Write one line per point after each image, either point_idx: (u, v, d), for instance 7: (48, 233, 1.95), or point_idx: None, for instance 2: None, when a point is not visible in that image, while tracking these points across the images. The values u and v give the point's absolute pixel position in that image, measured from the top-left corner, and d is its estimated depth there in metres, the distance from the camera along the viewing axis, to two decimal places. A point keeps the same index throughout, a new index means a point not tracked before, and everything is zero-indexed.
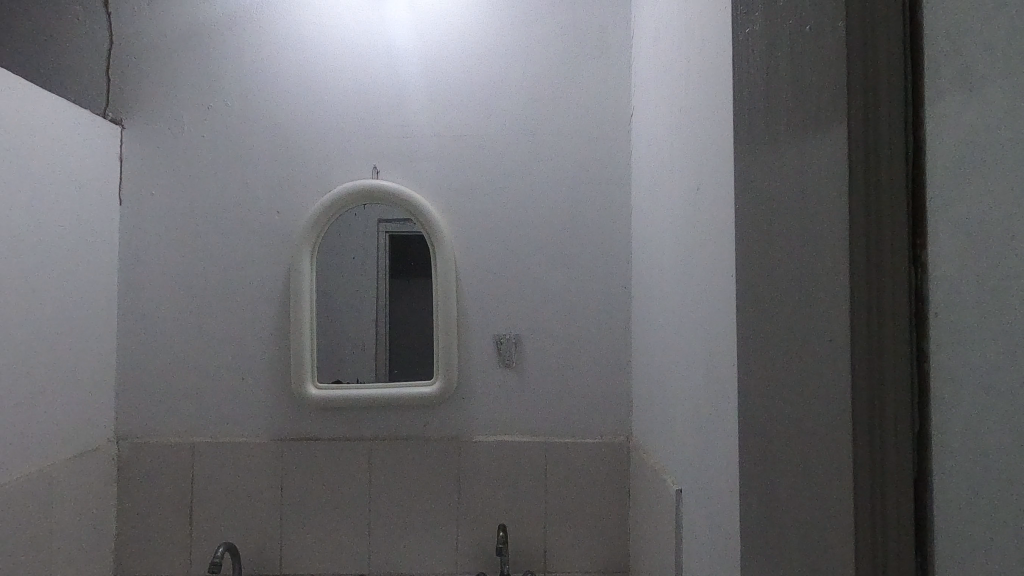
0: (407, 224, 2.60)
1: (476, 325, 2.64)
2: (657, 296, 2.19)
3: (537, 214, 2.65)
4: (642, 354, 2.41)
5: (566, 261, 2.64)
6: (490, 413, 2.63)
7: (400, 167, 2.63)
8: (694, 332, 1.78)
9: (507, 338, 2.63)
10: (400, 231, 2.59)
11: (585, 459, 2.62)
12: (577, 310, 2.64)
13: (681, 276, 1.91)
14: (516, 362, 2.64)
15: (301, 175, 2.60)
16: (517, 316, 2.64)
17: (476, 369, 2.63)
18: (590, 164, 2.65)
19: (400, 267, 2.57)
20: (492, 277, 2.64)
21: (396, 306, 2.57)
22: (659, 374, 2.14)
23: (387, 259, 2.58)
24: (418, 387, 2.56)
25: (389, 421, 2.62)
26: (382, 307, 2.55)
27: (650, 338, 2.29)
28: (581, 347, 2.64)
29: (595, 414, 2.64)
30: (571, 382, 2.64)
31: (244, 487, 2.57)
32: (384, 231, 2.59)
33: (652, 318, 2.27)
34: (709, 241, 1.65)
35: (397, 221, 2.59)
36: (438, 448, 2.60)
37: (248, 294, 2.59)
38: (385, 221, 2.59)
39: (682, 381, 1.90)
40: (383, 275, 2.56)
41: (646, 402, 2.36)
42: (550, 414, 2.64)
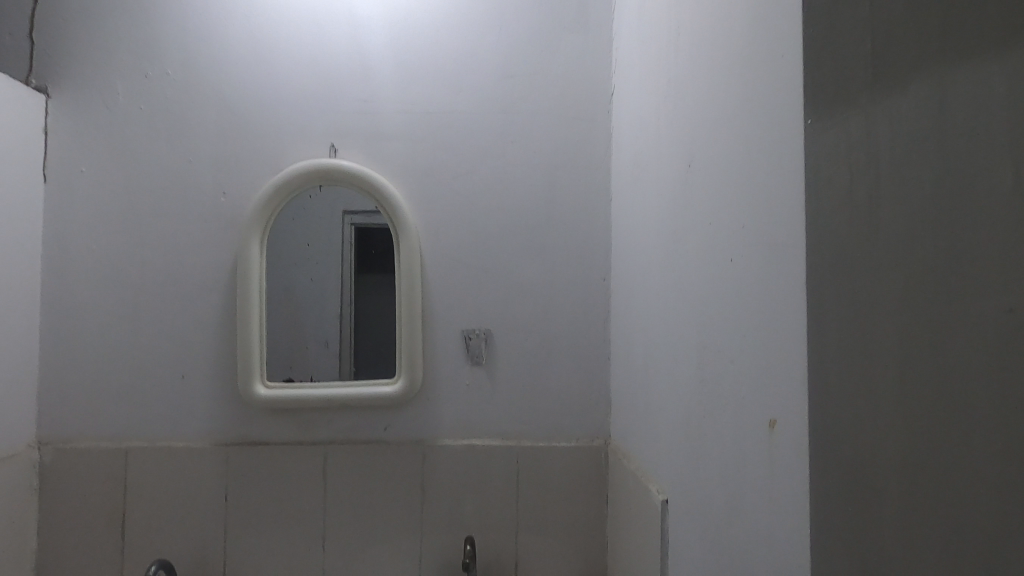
0: (374, 215, 2.38)
1: (443, 319, 2.42)
2: (641, 288, 2.01)
3: (511, 198, 2.45)
4: (624, 350, 2.23)
5: (542, 249, 2.45)
6: (456, 415, 2.42)
7: (361, 146, 2.40)
8: (685, 326, 1.59)
9: (477, 333, 2.43)
10: (365, 223, 2.37)
11: (561, 463, 2.43)
12: (553, 302, 2.45)
13: (670, 263, 1.73)
14: (487, 358, 2.43)
15: (252, 153, 2.36)
16: (488, 310, 2.44)
17: (442, 367, 2.42)
18: (568, 145, 2.46)
19: (361, 257, 2.35)
20: (461, 266, 2.43)
21: (355, 299, 2.34)
22: (643, 373, 1.96)
23: (353, 254, 2.34)
24: (379, 388, 2.35)
25: (346, 424, 2.39)
26: (346, 306, 2.33)
27: (633, 335, 2.11)
28: (557, 343, 2.44)
29: (571, 416, 2.44)
30: (547, 382, 2.44)
31: (184, 497, 2.32)
32: (349, 223, 2.36)
33: (635, 312, 2.08)
34: (704, 221, 1.46)
35: (364, 212, 2.37)
36: (400, 453, 2.39)
37: (190, 283, 2.34)
38: (350, 211, 2.36)
39: (669, 381, 1.71)
40: (346, 271, 2.33)
41: (627, 403, 2.17)
42: (524, 416, 2.44)
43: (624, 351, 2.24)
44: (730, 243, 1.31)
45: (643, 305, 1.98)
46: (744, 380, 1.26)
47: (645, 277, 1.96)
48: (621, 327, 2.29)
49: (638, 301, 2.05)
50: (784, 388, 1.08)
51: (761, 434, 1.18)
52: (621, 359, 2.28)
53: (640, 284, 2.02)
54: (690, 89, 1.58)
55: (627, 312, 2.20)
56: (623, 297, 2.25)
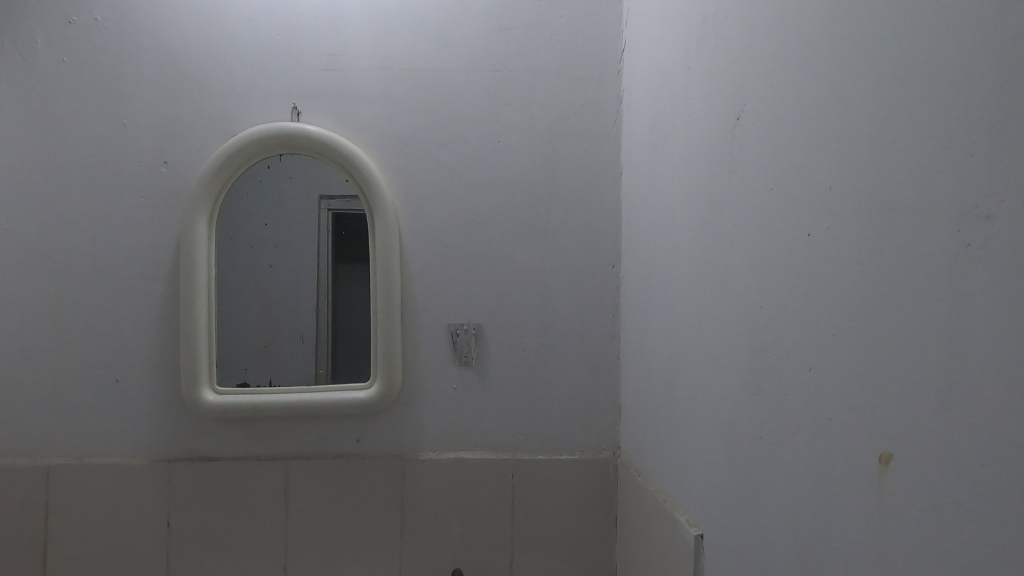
0: (354, 202, 2.03)
1: (426, 313, 2.08)
2: (666, 276, 1.67)
3: (506, 172, 2.10)
4: (641, 348, 1.90)
5: (542, 232, 2.11)
6: (441, 425, 2.07)
7: (329, 108, 2.04)
8: (731, 322, 1.26)
9: (465, 329, 2.08)
10: (345, 209, 2.02)
11: (562, 479, 2.10)
12: (555, 293, 2.11)
13: (707, 243, 1.39)
14: (477, 359, 2.09)
15: (199, 115, 1.99)
16: (480, 302, 2.09)
17: (425, 369, 2.07)
18: (571, 109, 2.11)
19: (340, 246, 2.01)
20: (447, 252, 2.09)
21: (335, 294, 2.01)
22: (670, 378, 1.63)
23: (329, 244, 2.01)
24: (351, 394, 2.01)
25: (312, 436, 2.04)
26: (323, 303, 2.01)
27: (653, 331, 1.77)
28: (559, 340, 2.11)
29: (575, 425, 2.11)
30: (547, 385, 2.10)
31: (120, 523, 1.97)
32: (326, 208, 2.02)
33: (657, 304, 1.74)
34: (764, 186, 1.13)
35: (343, 197, 2.02)
36: (374, 469, 2.04)
37: (126, 270, 1.97)
38: (327, 196, 2.02)
39: (708, 389, 1.38)
40: (324, 263, 2.01)
41: (646, 411, 1.84)
42: (520, 425, 2.10)
43: (640, 350, 1.91)
44: (810, 211, 0.98)
45: (668, 296, 1.65)
46: (833, 396, 0.93)
47: (671, 261, 1.63)
48: (635, 322, 1.96)
49: (661, 292, 1.71)
50: (917, 413, 0.75)
51: (864, 472, 0.86)
52: (636, 360, 1.95)
53: (664, 271, 1.69)
54: (741, 18, 1.24)
55: (645, 304, 1.86)
56: (640, 287, 1.91)
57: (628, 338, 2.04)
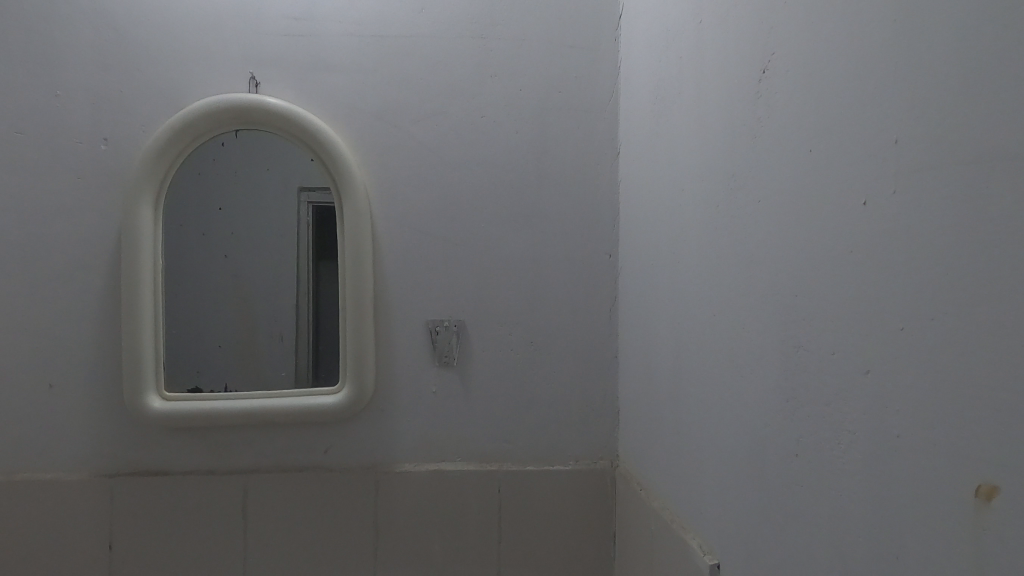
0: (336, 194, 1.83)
1: (402, 308, 1.86)
2: (672, 265, 1.46)
3: (491, 151, 1.89)
4: (643, 347, 1.69)
5: (532, 217, 1.90)
6: (419, 433, 1.86)
7: (291, 79, 1.82)
8: (756, 314, 1.05)
9: (446, 326, 1.87)
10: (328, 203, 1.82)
11: (555, 491, 1.89)
12: (546, 286, 1.90)
13: (724, 222, 1.19)
14: (458, 359, 1.87)
15: (142, 86, 1.76)
16: (462, 296, 1.87)
17: (402, 371, 1.85)
18: (562, 80, 1.90)
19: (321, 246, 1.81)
20: (425, 239, 1.87)
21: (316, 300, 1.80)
22: (679, 380, 1.42)
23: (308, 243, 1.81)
24: (317, 399, 1.78)
25: (274, 447, 1.81)
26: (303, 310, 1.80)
27: (658, 325, 1.57)
28: (551, 338, 1.90)
29: (568, 431, 1.90)
30: (538, 388, 1.89)
31: (55, 546, 1.74)
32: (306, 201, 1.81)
33: (661, 296, 1.54)
34: (800, 148, 0.92)
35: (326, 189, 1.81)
36: (344, 483, 1.83)
37: (60, 261, 1.75)
38: (307, 187, 1.81)
39: (726, 394, 1.17)
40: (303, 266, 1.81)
41: (651, 417, 1.63)
42: (507, 432, 1.89)
43: (641, 348, 1.71)
44: (868, 171, 0.77)
45: (675, 287, 1.44)
46: (905, 407, 0.72)
47: (679, 246, 1.42)
48: (635, 318, 1.76)
49: (666, 283, 1.51)
50: None
51: (950, 508, 0.65)
52: (637, 359, 1.75)
53: (670, 258, 1.49)
54: None
55: (647, 297, 1.65)
56: (641, 277, 1.71)
57: (627, 335, 1.84)
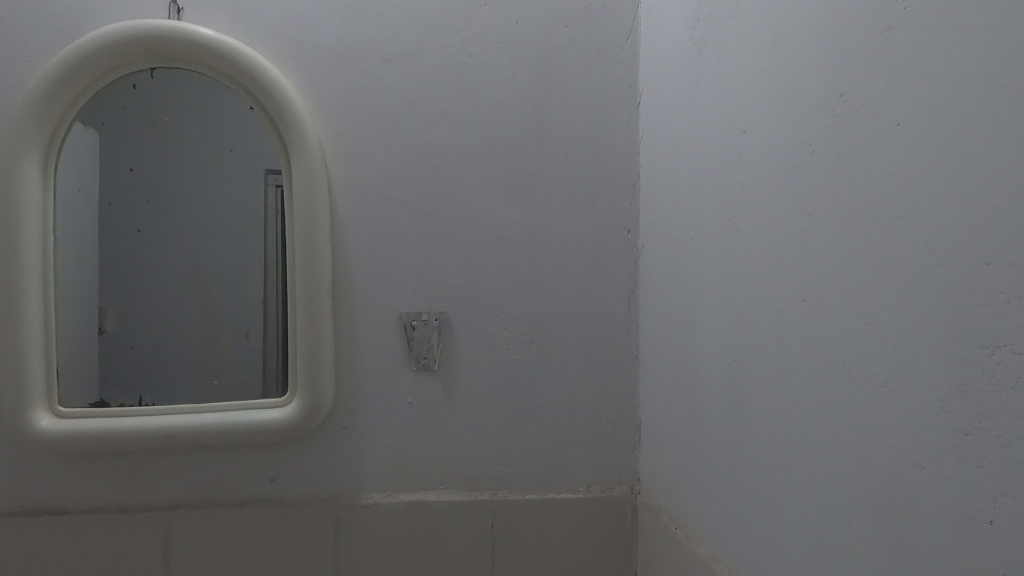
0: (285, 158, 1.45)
1: (369, 297, 1.47)
2: (727, 236, 1.10)
3: (480, 100, 1.50)
4: (678, 345, 1.32)
5: (531, 183, 1.52)
6: (391, 456, 1.48)
7: (223, 4, 1.42)
8: (898, 296, 0.69)
9: (424, 320, 1.48)
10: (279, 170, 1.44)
11: (562, 526, 1.52)
12: (550, 269, 1.52)
13: (825, 164, 0.82)
14: (439, 361, 1.49)
15: (27, 11, 1.36)
16: (446, 283, 1.49)
17: (369, 377, 1.47)
18: (567, 14, 1.53)
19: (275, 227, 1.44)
20: (399, 211, 1.48)
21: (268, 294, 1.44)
22: (740, 390, 1.06)
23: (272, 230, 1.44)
24: (260, 415, 1.40)
25: (204, 476, 1.42)
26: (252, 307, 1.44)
27: (702, 318, 1.20)
28: (557, 334, 1.52)
29: (578, 450, 1.53)
30: (540, 397, 1.52)
31: None
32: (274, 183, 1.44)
33: (708, 280, 1.17)
34: (1004, 15, 0.55)
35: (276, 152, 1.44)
36: (296, 520, 1.44)
37: None
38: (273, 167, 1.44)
39: (833, 416, 0.81)
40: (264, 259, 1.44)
41: (691, 436, 1.26)
42: (502, 452, 1.51)
43: (674, 347, 1.34)
44: None
45: (732, 266, 1.08)
46: None
47: (737, 210, 1.06)
48: (665, 308, 1.39)
49: (714, 262, 1.14)
50: None
51: None
52: (667, 362, 1.38)
53: (721, 227, 1.12)
54: None
55: (684, 281, 1.28)
56: (674, 257, 1.34)
57: (652, 331, 1.47)
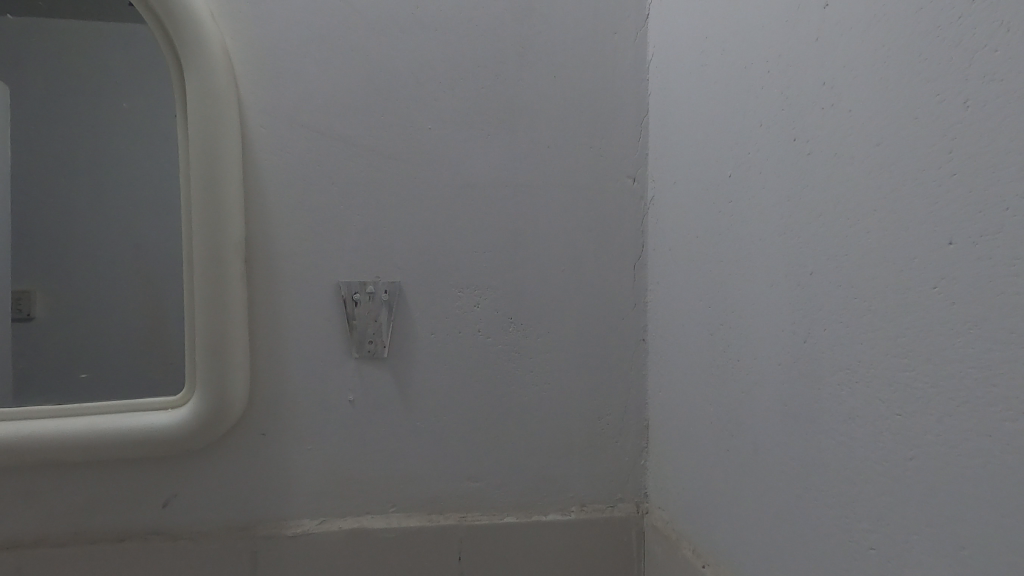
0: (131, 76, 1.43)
1: (295, 262, 1.11)
2: (793, 163, 0.77)
3: (445, 4, 1.15)
4: (707, 323, 1.00)
5: (511, 114, 1.17)
6: (327, 471, 1.13)
7: None
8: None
9: (370, 292, 1.13)
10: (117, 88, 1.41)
11: (550, 555, 1.18)
12: (534, 228, 1.18)
13: (1010, 6, 0.49)
14: (389, 345, 1.14)
15: None
16: (398, 246, 1.14)
17: (296, 367, 1.11)
18: None
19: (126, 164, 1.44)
20: (336, 150, 1.12)
21: None
22: (815, 384, 0.73)
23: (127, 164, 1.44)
24: (142, 419, 1.03)
25: (70, 501, 1.06)
26: None
27: (747, 285, 0.88)
28: (542, 312, 1.19)
29: (569, 460, 1.20)
30: (521, 392, 1.18)
31: None
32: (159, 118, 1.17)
33: (758, 232, 0.84)
34: None
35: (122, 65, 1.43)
36: (198, 556, 1.08)
37: None
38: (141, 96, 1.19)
39: (1018, 431, 0.49)
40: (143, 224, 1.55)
41: (727, 444, 0.94)
42: (473, 461, 1.17)
43: (700, 326, 1.02)
44: None
45: (802, 204, 0.75)
46: None
47: (813, 121, 0.73)
48: (687, 276, 1.06)
49: (771, 202, 0.82)
50: None
51: None
52: (689, 345, 1.06)
53: (783, 152, 0.79)
54: None
55: (719, 237, 0.96)
56: (701, 205, 1.01)
57: (666, 307, 1.14)
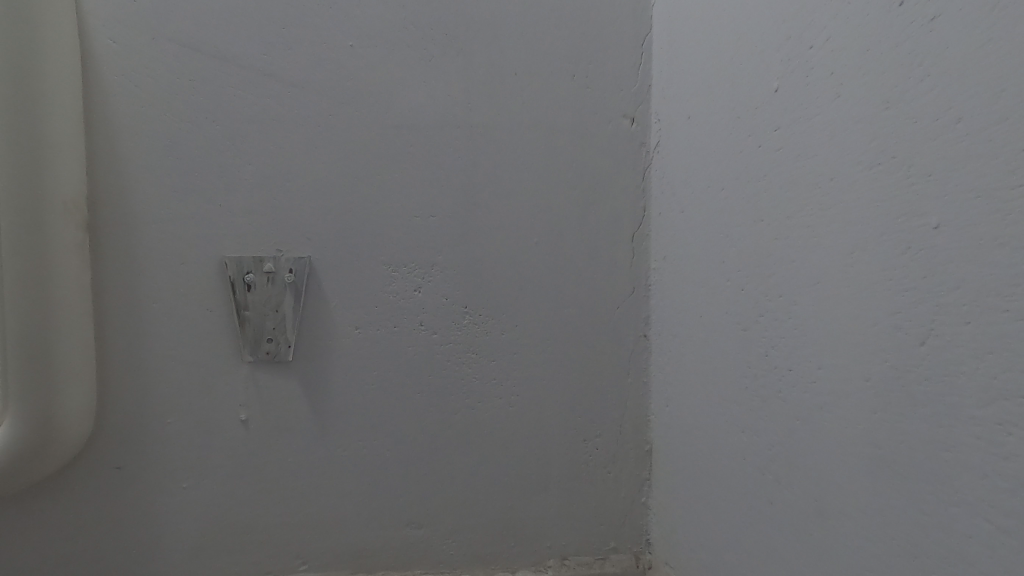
0: None
1: (161, 231, 0.80)
2: (899, 45, 0.46)
3: None
4: (734, 314, 0.69)
5: (466, 28, 0.86)
6: (210, 519, 0.82)
7: None
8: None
9: (267, 272, 0.82)
10: None
11: None
12: (497, 185, 0.87)
13: None
14: (294, 345, 0.83)
15: None
16: (308, 208, 0.83)
17: (164, 377, 0.81)
18: None
19: None
20: (218, 74, 0.81)
21: None
22: (940, 420, 0.42)
23: None
24: None
25: None
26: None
27: (802, 254, 0.57)
28: (507, 300, 0.88)
29: (544, 498, 0.89)
30: (479, 407, 0.87)
31: None
32: None
33: (825, 169, 0.53)
34: None
35: None
36: None
37: None
38: None
39: None
40: None
41: (763, 493, 0.63)
42: (413, 502, 0.87)
43: (723, 318, 0.71)
44: None
45: (917, 110, 0.44)
46: None
47: None
48: (704, 247, 0.75)
49: (851, 119, 0.50)
50: None
51: None
52: (706, 345, 0.75)
53: (876, 32, 0.48)
54: None
55: (752, 185, 0.64)
56: (726, 141, 0.70)
57: (675, 292, 0.84)
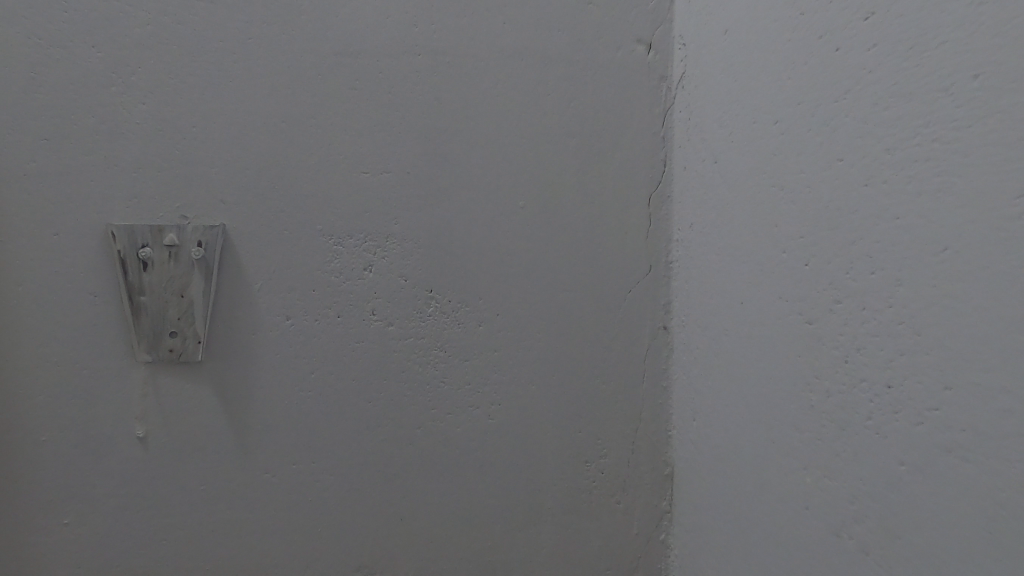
0: None
1: (26, 192, 0.61)
2: None
3: None
4: (792, 299, 0.48)
5: None
6: (100, 566, 0.64)
7: None
8: None
9: (168, 245, 0.63)
10: None
11: None
12: (472, 133, 0.67)
13: None
14: (206, 340, 0.64)
15: None
16: (222, 162, 0.64)
17: (34, 384, 0.62)
18: None
19: None
20: None
21: None
22: None
23: None
24: None
25: None
26: None
27: (912, 207, 0.36)
28: (485, 282, 0.68)
29: (532, 536, 0.70)
30: (449, 419, 0.68)
31: None
32: None
33: (964, 60, 0.32)
34: None
35: None
36: None
37: None
38: None
39: None
40: None
41: (833, 563, 0.43)
42: (364, 542, 0.68)
43: (773, 306, 0.50)
44: None
45: None
46: None
47: None
48: (746, 207, 0.55)
49: None
50: None
51: None
52: (748, 343, 0.54)
53: None
54: None
55: (823, 108, 0.44)
56: (779, 51, 0.49)
57: (703, 271, 0.63)
